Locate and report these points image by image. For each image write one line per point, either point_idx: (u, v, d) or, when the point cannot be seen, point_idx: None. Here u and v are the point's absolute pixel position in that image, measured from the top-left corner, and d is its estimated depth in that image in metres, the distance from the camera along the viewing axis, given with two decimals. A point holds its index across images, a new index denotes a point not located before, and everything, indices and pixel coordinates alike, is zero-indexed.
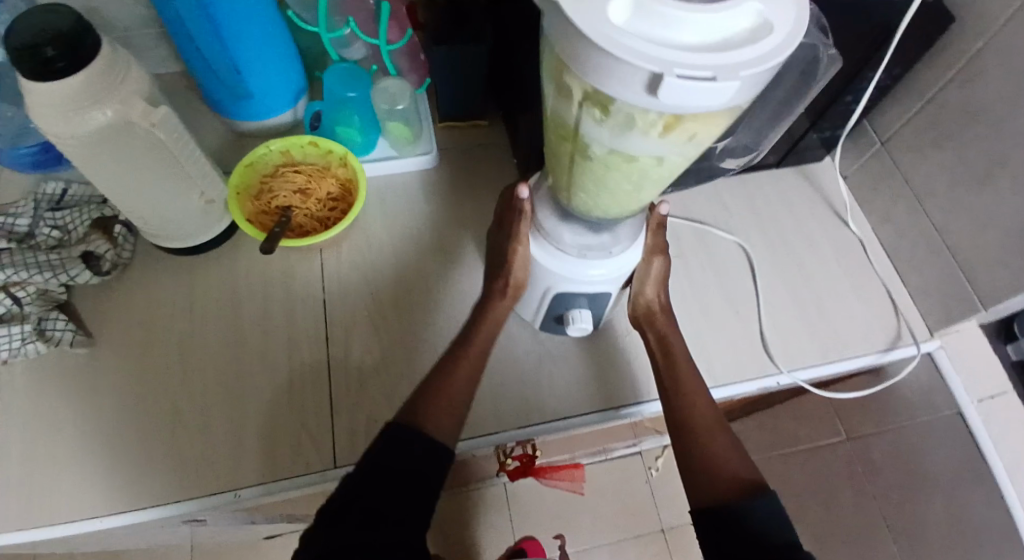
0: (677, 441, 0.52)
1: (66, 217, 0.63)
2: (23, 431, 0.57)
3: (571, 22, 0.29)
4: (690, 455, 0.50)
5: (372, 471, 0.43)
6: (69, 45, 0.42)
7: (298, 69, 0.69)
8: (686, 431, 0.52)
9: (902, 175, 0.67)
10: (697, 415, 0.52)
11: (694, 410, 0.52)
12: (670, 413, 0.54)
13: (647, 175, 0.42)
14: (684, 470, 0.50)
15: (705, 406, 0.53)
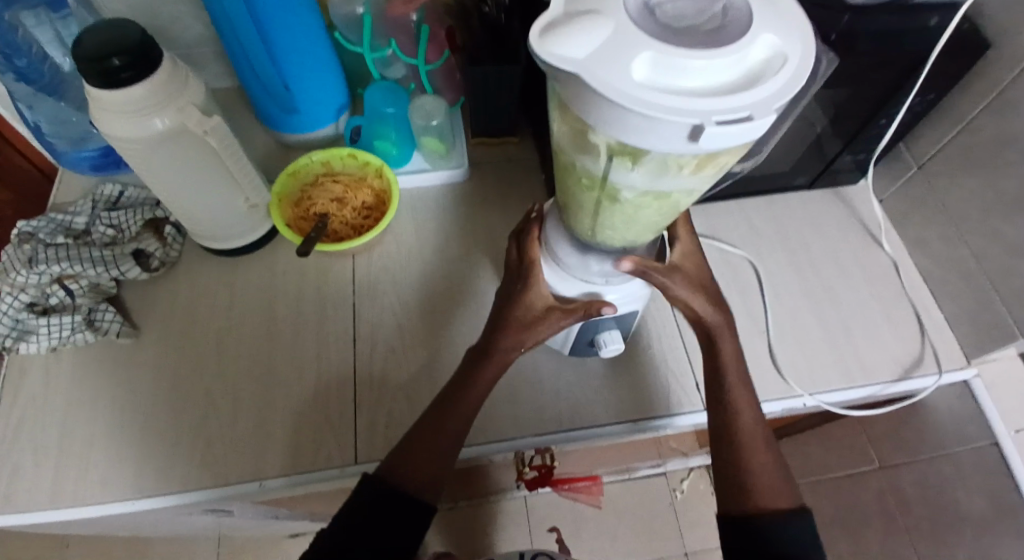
0: (718, 448, 0.52)
1: (120, 217, 0.67)
2: (68, 414, 0.60)
3: (601, 88, 0.30)
4: (727, 465, 0.50)
5: (357, 511, 0.47)
6: (134, 58, 0.46)
7: (342, 86, 0.73)
8: (728, 441, 0.51)
9: (937, 200, 0.66)
10: (742, 426, 0.51)
11: (738, 425, 0.51)
12: (713, 419, 0.53)
13: (678, 206, 0.41)
14: (719, 476, 0.51)
15: (751, 423, 0.51)
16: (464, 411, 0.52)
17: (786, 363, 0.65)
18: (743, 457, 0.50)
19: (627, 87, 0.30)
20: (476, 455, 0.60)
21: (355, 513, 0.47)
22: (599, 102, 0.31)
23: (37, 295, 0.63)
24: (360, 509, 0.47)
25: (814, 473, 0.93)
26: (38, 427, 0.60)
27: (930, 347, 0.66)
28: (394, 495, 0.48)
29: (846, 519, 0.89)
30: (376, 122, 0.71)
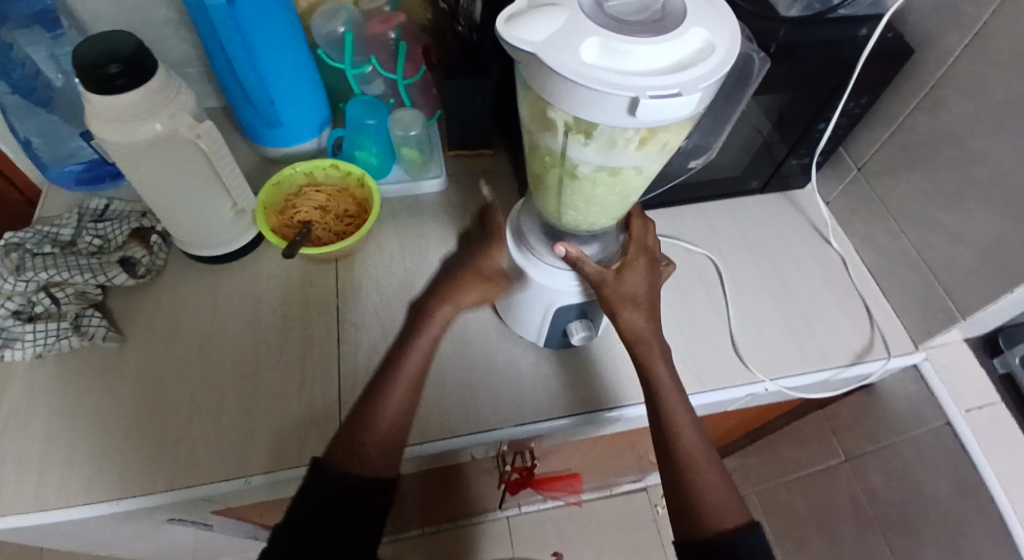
0: (664, 470, 0.51)
1: (107, 228, 0.68)
2: (51, 418, 0.60)
3: (553, 65, 0.35)
4: (675, 486, 0.49)
5: (308, 528, 0.46)
6: (130, 65, 0.50)
7: (324, 103, 0.77)
8: (671, 461, 0.50)
9: (880, 197, 0.72)
10: (683, 444, 0.51)
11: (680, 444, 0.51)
12: (657, 439, 0.52)
13: (631, 185, 0.45)
14: (671, 498, 0.50)
15: (693, 441, 0.51)
16: (402, 391, 0.52)
17: (747, 349, 0.69)
18: (692, 474, 0.49)
19: (574, 65, 0.34)
20: (452, 446, 0.61)
21: (307, 530, 0.46)
22: (552, 79, 0.36)
23: (23, 304, 0.64)
24: (312, 526, 0.47)
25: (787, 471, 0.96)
26: (18, 433, 0.59)
27: (882, 333, 0.71)
28: (345, 504, 0.48)
29: (818, 514, 0.91)
30: (357, 135, 0.74)
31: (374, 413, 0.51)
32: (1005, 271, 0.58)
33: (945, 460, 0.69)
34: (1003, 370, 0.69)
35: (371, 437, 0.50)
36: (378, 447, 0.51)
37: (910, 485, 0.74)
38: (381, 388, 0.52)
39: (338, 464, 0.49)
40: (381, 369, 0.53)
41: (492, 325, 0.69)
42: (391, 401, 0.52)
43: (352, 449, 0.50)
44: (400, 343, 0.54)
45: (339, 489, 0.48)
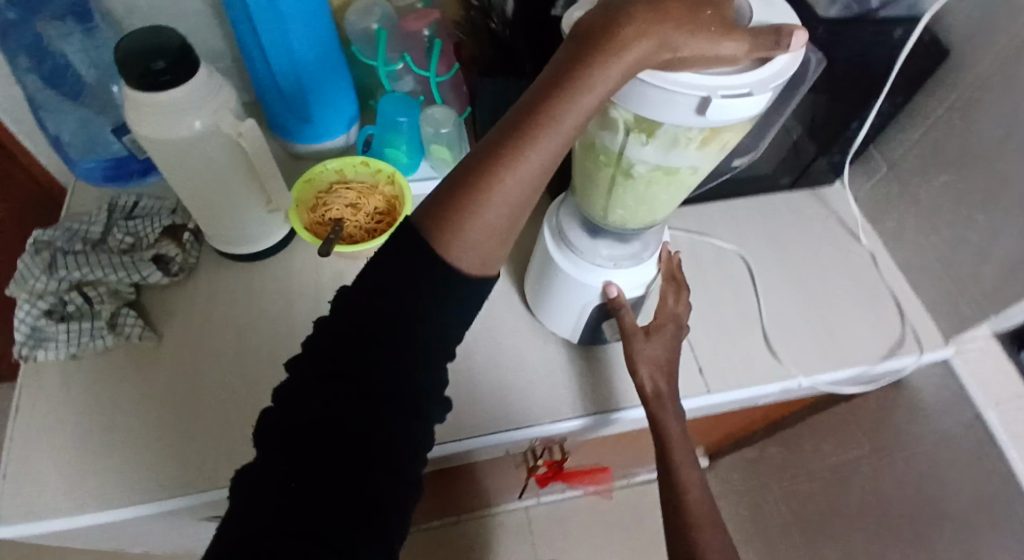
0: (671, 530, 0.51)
1: (138, 225, 0.67)
2: (90, 416, 0.60)
3: None
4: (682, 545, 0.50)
5: (317, 360, 0.36)
6: (176, 61, 0.50)
7: (353, 99, 0.76)
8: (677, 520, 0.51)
9: (910, 195, 0.72)
10: (691, 502, 0.52)
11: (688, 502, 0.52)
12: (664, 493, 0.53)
13: (685, 183, 0.45)
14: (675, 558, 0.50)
15: (698, 499, 0.52)
16: (523, 183, 0.35)
17: (780, 345, 0.69)
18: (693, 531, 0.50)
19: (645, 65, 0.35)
20: (487, 443, 0.61)
21: (316, 364, 0.36)
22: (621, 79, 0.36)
23: (55, 302, 0.63)
24: (321, 357, 0.36)
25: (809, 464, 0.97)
26: (58, 433, 0.59)
27: (912, 328, 0.71)
28: (360, 331, 0.36)
29: (839, 507, 0.92)
30: (386, 130, 0.74)
31: (486, 183, 0.35)
32: None
33: (974, 453, 0.69)
34: None
35: (399, 250, 0.36)
36: (392, 265, 0.36)
37: (933, 484, 0.74)
38: (495, 153, 0.35)
39: (435, 210, 0.36)
40: (484, 145, 0.36)
41: (526, 320, 0.69)
42: (526, 164, 0.35)
43: (446, 197, 0.36)
44: (578, 57, 0.33)
45: (353, 310, 0.36)
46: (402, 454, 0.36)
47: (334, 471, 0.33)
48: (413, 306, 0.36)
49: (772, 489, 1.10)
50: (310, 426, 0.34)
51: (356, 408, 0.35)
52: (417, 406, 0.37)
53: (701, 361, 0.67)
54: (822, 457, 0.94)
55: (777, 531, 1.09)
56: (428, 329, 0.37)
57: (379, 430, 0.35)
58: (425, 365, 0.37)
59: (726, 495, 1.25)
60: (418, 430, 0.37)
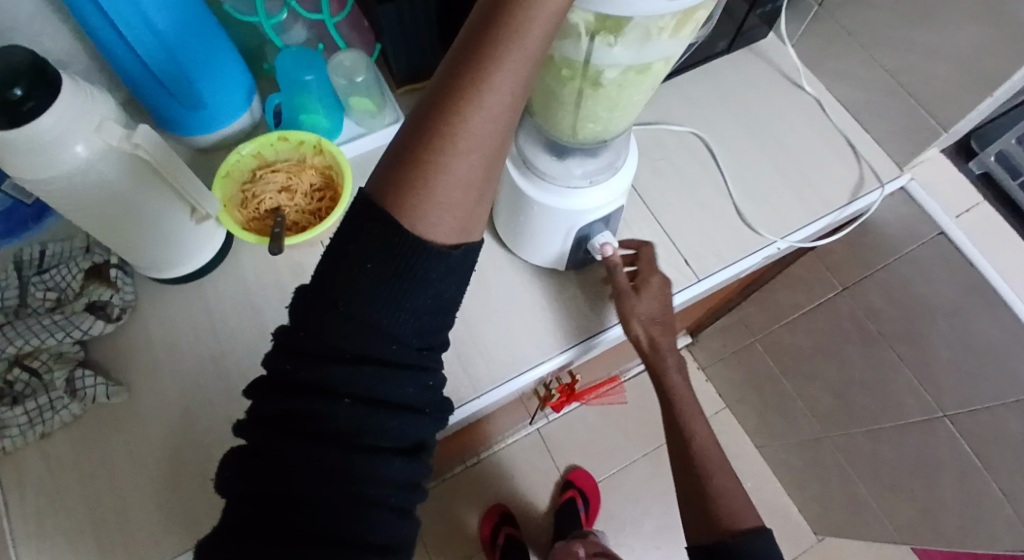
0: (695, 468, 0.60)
1: (55, 276, 0.60)
2: (83, 492, 0.56)
3: None
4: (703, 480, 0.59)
5: (270, 408, 0.36)
6: (35, 84, 0.42)
7: (242, 67, 0.67)
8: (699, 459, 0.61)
9: (845, 31, 0.70)
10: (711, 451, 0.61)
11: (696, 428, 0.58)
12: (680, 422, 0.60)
13: (658, 77, 0.41)
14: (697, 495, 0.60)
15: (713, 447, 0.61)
16: (483, 130, 0.34)
17: (753, 215, 0.69)
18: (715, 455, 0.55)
19: None
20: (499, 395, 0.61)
21: (270, 413, 0.36)
22: None
23: (1, 386, 0.56)
24: (272, 404, 0.35)
25: (787, 314, 1.03)
26: (56, 515, 0.55)
27: (868, 164, 0.73)
28: (304, 370, 0.35)
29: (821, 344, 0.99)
30: (295, 93, 0.66)
31: (444, 136, 0.34)
32: (983, 80, 0.58)
33: (942, 268, 0.73)
34: (980, 171, 0.73)
35: (327, 275, 0.35)
36: (354, 260, 0.35)
37: (907, 298, 0.80)
38: (446, 103, 0.33)
39: (395, 176, 0.35)
40: (432, 98, 0.34)
41: (504, 259, 0.66)
42: (482, 108, 0.33)
43: (404, 160, 0.35)
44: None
45: (295, 348, 0.36)
46: (374, 498, 0.35)
47: (298, 532, 0.33)
48: (356, 332, 0.35)
49: (756, 345, 1.16)
50: (267, 482, 0.34)
51: (312, 457, 0.34)
52: (389, 443, 0.36)
53: (683, 253, 0.67)
54: (799, 304, 0.99)
55: (768, 380, 1.17)
56: (383, 354, 0.35)
57: (341, 479, 0.34)
58: (388, 399, 0.35)
59: (714, 360, 1.33)
60: (395, 468, 0.36)
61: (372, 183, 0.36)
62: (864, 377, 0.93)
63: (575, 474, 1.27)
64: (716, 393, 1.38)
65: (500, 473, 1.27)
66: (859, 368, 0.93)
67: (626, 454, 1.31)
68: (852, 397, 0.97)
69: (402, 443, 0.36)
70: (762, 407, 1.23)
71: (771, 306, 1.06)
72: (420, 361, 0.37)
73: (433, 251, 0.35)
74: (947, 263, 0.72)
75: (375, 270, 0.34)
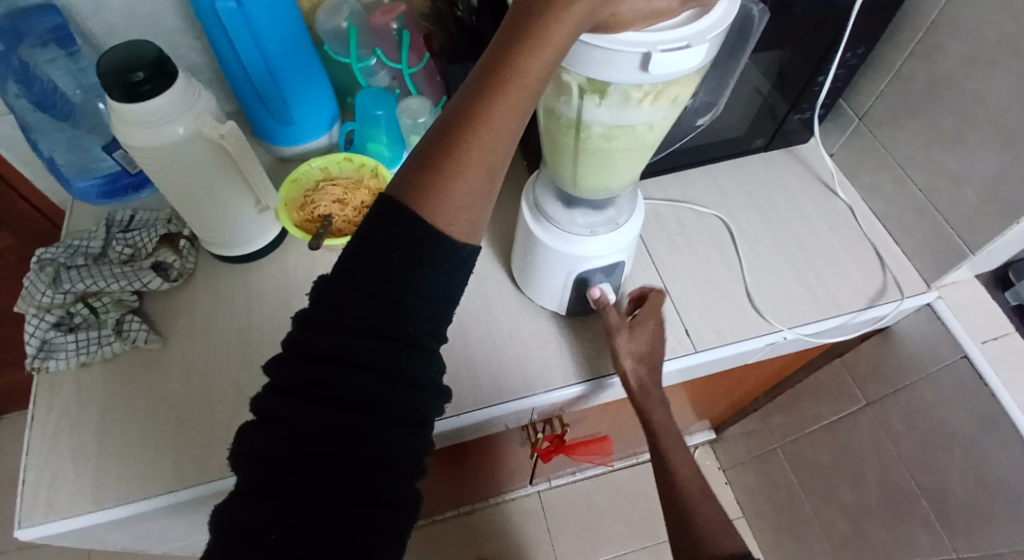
0: (672, 523, 0.59)
1: (135, 237, 0.70)
2: (100, 419, 0.62)
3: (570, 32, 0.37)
4: (685, 530, 0.57)
5: (290, 379, 0.35)
6: (155, 72, 0.52)
7: (331, 98, 0.78)
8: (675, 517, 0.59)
9: (883, 146, 0.74)
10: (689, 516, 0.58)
11: (675, 477, 0.61)
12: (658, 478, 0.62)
13: (644, 141, 0.47)
14: (681, 538, 0.57)
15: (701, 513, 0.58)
16: (496, 140, 0.36)
17: (763, 302, 0.71)
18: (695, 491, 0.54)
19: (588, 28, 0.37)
20: (486, 416, 0.64)
21: (290, 383, 0.35)
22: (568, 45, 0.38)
23: (62, 315, 0.66)
24: (293, 375, 0.35)
25: (809, 423, 1.00)
26: (71, 438, 0.61)
27: (893, 276, 0.74)
28: (330, 341, 0.35)
29: (839, 461, 0.94)
30: (367, 125, 0.75)
31: (462, 143, 0.36)
32: (1011, 205, 0.60)
33: (964, 396, 0.70)
34: (1015, 302, 0.71)
35: (357, 256, 0.36)
36: (389, 245, 0.36)
37: (928, 421, 0.76)
38: (466, 114, 0.36)
39: (413, 180, 0.36)
40: (452, 110, 0.37)
41: (515, 296, 0.70)
42: (498, 120, 0.36)
43: (420, 165, 0.37)
44: (521, 25, 0.35)
45: (320, 321, 0.36)
46: (390, 468, 0.35)
47: (323, 496, 0.32)
48: (382, 309, 0.36)
49: (776, 453, 1.11)
50: (288, 448, 0.34)
51: (333, 421, 0.34)
52: (403, 416, 0.36)
53: (686, 323, 0.69)
54: (821, 415, 0.96)
55: (786, 493, 1.11)
56: (403, 335, 0.37)
57: (360, 444, 0.34)
58: (404, 375, 0.36)
59: (736, 463, 1.27)
60: (409, 439, 0.36)
61: (390, 187, 0.38)
62: (882, 504, 0.87)
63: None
64: (734, 499, 1.31)
65: (491, 532, 1.25)
66: (878, 493, 0.87)
67: (626, 542, 1.25)
68: (870, 526, 0.90)
69: (415, 419, 0.37)
70: (777, 522, 1.17)
71: (793, 412, 1.02)
72: (430, 345, 0.38)
73: (449, 244, 0.37)
74: (972, 391, 0.69)
75: (401, 257, 0.36)
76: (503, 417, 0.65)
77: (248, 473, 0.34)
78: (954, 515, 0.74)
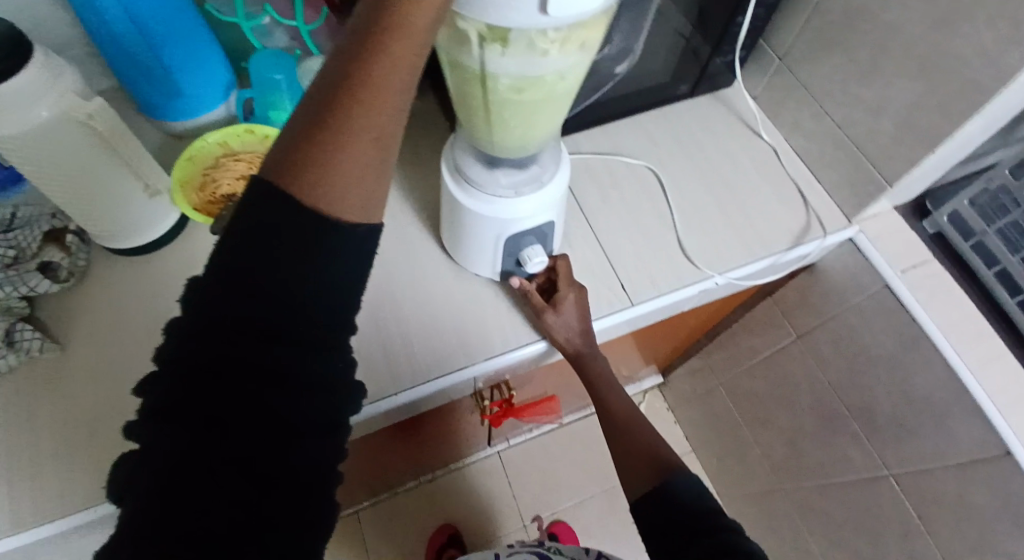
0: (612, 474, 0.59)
1: (18, 236, 0.63)
2: (1, 439, 0.57)
3: None
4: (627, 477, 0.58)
5: (170, 401, 0.32)
6: (10, 49, 0.45)
7: (226, 63, 0.71)
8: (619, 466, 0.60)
9: (804, 84, 0.74)
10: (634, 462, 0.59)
11: None
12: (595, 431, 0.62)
13: (556, 93, 0.44)
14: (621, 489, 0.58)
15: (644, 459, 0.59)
16: (382, 105, 0.33)
17: (694, 249, 0.71)
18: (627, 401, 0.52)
19: None
20: (420, 392, 0.62)
21: (170, 406, 0.32)
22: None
23: None
24: (172, 396, 0.32)
25: (747, 360, 1.03)
26: None
27: (817, 215, 0.75)
28: (211, 356, 0.32)
29: (776, 394, 0.98)
30: (266, 92, 0.69)
31: (345, 111, 0.32)
32: (928, 135, 0.61)
33: (887, 322, 0.73)
34: (933, 230, 0.74)
35: (234, 258, 0.32)
36: (270, 242, 0.32)
37: (856, 349, 0.79)
38: (346, 75, 0.32)
39: (293, 157, 0.32)
40: (331, 73, 0.32)
41: (444, 264, 0.68)
42: (382, 86, 0.32)
43: (299, 138, 0.33)
44: None
45: (198, 332, 0.32)
46: (293, 484, 0.33)
47: (216, 527, 0.30)
48: (270, 313, 0.33)
49: (719, 390, 1.15)
50: (173, 479, 0.30)
51: (226, 445, 0.31)
52: (304, 426, 0.34)
53: (621, 278, 0.68)
54: (758, 351, 0.99)
55: (730, 428, 1.16)
56: (296, 339, 0.34)
57: (256, 463, 0.32)
58: (302, 382, 0.34)
59: (683, 403, 1.32)
60: (312, 449, 0.34)
61: (264, 166, 0.33)
62: (816, 429, 0.91)
63: (558, 527, 1.22)
64: (684, 437, 1.37)
65: (453, 497, 1.26)
66: (812, 420, 0.92)
67: (585, 489, 1.29)
68: (807, 451, 0.95)
69: (318, 425, 0.35)
70: (724, 453, 1.22)
71: (732, 351, 1.06)
72: (331, 344, 0.36)
73: (339, 233, 0.33)
74: (895, 319, 0.72)
75: (287, 256, 0.32)
76: (438, 392, 0.64)
77: (132, 511, 0.30)
78: (882, 434, 0.79)
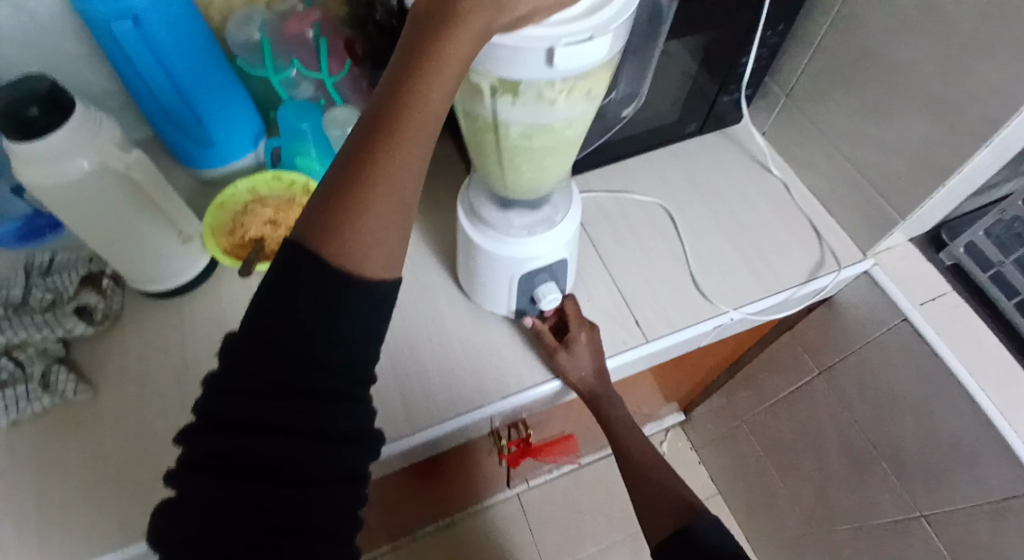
0: None
1: (57, 280, 0.65)
2: (32, 477, 0.59)
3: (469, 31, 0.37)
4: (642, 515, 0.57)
5: (202, 452, 0.34)
6: (48, 105, 0.49)
7: (253, 113, 0.75)
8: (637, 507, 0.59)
9: (811, 120, 0.76)
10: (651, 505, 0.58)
11: None
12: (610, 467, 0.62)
13: (565, 139, 0.46)
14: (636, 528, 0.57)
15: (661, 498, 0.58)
16: (404, 161, 0.34)
17: (707, 285, 0.71)
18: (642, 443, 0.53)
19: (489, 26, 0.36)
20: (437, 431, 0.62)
21: (203, 457, 0.34)
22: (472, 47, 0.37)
23: None
24: (204, 448, 0.34)
25: (768, 396, 1.01)
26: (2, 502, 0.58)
27: (830, 249, 0.75)
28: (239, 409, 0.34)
29: (800, 431, 0.96)
30: (294, 141, 0.73)
31: (368, 166, 0.34)
32: (935, 168, 0.62)
33: (908, 355, 0.72)
34: (950, 262, 0.74)
35: (262, 315, 0.34)
36: (294, 298, 0.34)
37: (879, 383, 0.78)
38: (369, 134, 0.34)
39: (319, 211, 0.34)
40: (355, 131, 0.35)
41: (461, 302, 0.69)
42: (402, 143, 0.34)
43: (326, 191, 0.35)
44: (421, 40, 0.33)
45: (229, 386, 0.34)
46: (314, 534, 0.33)
47: None
48: (294, 366, 0.34)
49: (742, 428, 1.13)
50: (203, 528, 0.32)
51: (249, 495, 0.32)
52: (326, 476, 0.34)
53: (636, 314, 0.69)
54: (779, 387, 0.98)
55: (755, 468, 1.13)
56: (320, 390, 0.35)
57: (277, 514, 0.32)
58: (325, 431, 0.35)
59: (706, 442, 1.29)
60: (334, 500, 0.34)
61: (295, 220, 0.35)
62: (843, 468, 0.89)
63: None
64: (708, 478, 1.33)
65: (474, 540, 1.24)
66: (838, 458, 0.89)
67: (607, 532, 1.26)
68: (835, 491, 0.92)
69: (342, 474, 0.35)
70: (750, 495, 1.19)
71: (753, 386, 1.04)
72: (354, 393, 0.36)
73: (361, 287, 0.35)
74: (915, 352, 0.71)
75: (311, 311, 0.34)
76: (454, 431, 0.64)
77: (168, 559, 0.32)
78: (911, 472, 0.77)
